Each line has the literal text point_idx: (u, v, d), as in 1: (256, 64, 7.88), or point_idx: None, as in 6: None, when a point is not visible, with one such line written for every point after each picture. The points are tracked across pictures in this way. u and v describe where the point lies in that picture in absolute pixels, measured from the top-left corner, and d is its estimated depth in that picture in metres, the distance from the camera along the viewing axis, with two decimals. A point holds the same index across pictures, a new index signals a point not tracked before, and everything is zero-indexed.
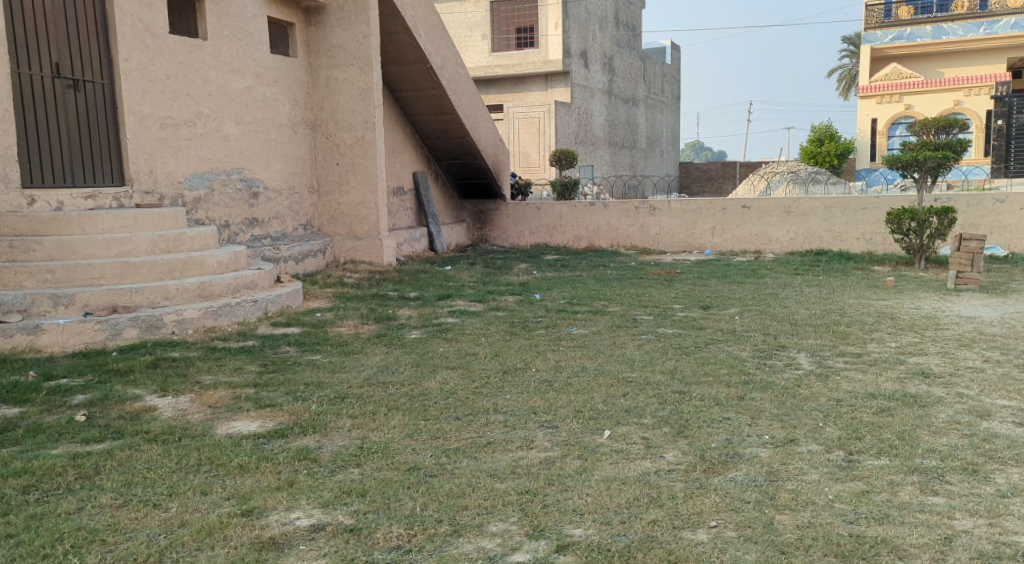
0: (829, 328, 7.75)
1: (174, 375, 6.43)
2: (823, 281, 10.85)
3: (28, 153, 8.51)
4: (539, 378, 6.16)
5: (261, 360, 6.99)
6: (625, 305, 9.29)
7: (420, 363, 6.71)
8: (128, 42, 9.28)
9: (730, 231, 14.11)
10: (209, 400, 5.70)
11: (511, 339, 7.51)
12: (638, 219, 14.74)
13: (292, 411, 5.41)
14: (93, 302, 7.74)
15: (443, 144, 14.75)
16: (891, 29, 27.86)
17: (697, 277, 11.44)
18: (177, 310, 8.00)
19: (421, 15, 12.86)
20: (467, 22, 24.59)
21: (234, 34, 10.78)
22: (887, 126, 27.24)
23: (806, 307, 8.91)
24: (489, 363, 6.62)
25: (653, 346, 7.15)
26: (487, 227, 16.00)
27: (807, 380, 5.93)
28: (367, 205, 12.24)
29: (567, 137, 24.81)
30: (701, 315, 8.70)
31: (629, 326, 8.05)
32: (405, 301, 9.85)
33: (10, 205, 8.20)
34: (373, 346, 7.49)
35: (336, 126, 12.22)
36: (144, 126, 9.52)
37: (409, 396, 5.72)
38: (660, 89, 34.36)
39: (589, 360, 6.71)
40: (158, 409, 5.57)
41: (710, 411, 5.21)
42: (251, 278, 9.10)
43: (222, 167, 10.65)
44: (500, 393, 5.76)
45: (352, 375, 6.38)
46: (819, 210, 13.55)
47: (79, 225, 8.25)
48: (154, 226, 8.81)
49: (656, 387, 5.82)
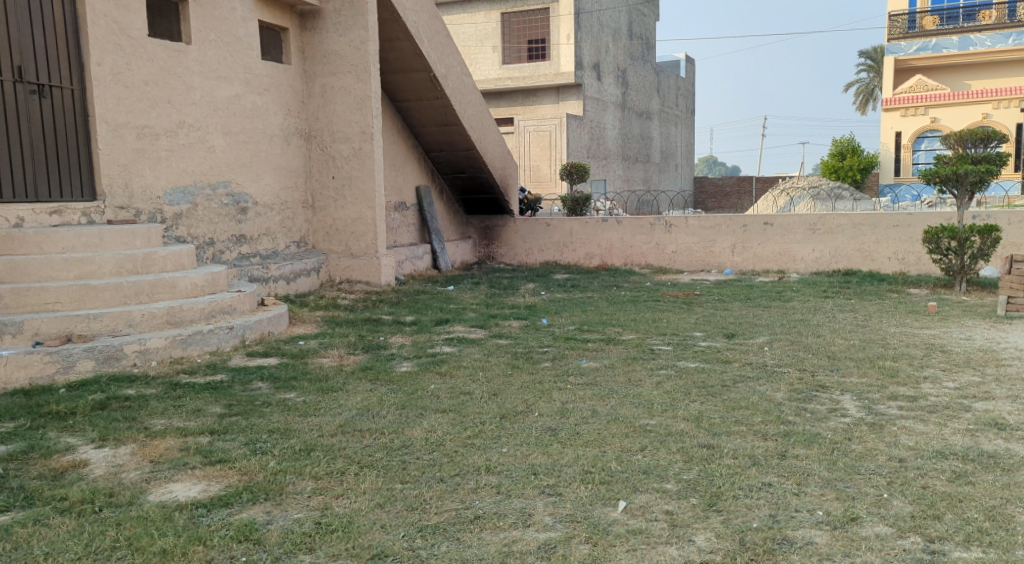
0: (874, 363, 6.80)
1: (121, 419, 5.58)
2: (857, 306, 9.90)
3: None
4: (543, 425, 5.25)
5: (226, 400, 6.11)
6: (640, 333, 8.37)
7: (405, 405, 5.79)
8: (101, 45, 8.49)
9: (751, 250, 13.19)
10: (151, 452, 4.84)
11: (513, 375, 6.61)
12: (653, 235, 13.84)
13: (245, 470, 4.53)
14: (45, 330, 6.92)
15: (448, 157, 13.91)
16: (917, 40, 26.89)
17: (718, 300, 10.52)
18: (140, 340, 7.16)
19: (424, 20, 12.04)
20: (478, 33, 23.87)
21: (222, 39, 9.98)
22: (912, 140, 26.43)
23: (843, 337, 7.95)
24: (486, 406, 5.71)
25: (674, 385, 6.21)
26: (494, 244, 15.15)
27: (857, 431, 4.98)
28: (364, 220, 11.36)
29: (579, 151, 23.91)
30: (724, 345, 7.75)
31: (646, 359, 7.14)
32: (399, 327, 8.97)
33: None
34: (356, 382, 6.59)
35: (332, 137, 11.38)
36: (119, 136, 8.72)
37: (386, 450, 4.83)
38: (674, 102, 33.47)
39: (601, 402, 5.80)
40: (89, 464, 4.72)
41: (746, 473, 4.29)
42: (230, 302, 8.22)
43: (207, 181, 9.83)
44: (496, 447, 4.86)
45: (325, 420, 5.50)
46: (847, 227, 12.57)
47: (36, 243, 7.46)
48: (123, 244, 7.96)
49: (678, 439, 4.92)
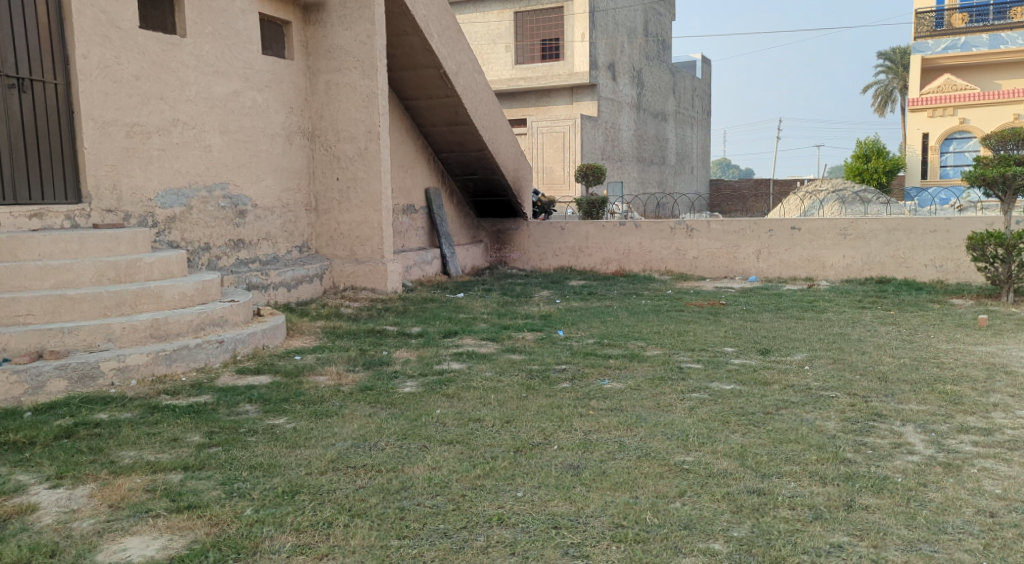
0: (932, 387, 5.94)
1: (85, 452, 4.95)
2: (899, 317, 9.08)
3: None
4: (563, 461, 4.51)
5: (208, 427, 5.45)
6: (665, 348, 7.60)
7: (406, 435, 5.11)
8: (88, 36, 7.85)
9: (778, 256, 12.42)
10: (111, 495, 4.18)
11: (527, 399, 5.89)
12: (673, 240, 13.10)
13: (215, 519, 3.87)
14: (14, 345, 6.29)
15: (459, 158, 13.24)
16: (945, 38, 26.14)
17: (746, 310, 9.74)
18: (119, 356, 6.52)
19: (434, 14, 11.38)
20: (490, 33, 23.20)
21: (219, 32, 9.32)
22: (940, 142, 25.80)
23: (890, 354, 7.11)
24: (497, 437, 4.99)
25: (709, 412, 5.34)
26: (507, 248, 14.47)
27: (932, 474, 4.24)
28: (369, 224, 10.69)
29: (593, 152, 23.20)
30: (761, 363, 6.87)
31: (675, 379, 6.32)
32: (403, 340, 8.27)
33: None
34: (353, 406, 5.90)
35: (336, 136, 10.72)
36: (106, 134, 8.08)
37: (383, 493, 4.14)
38: (690, 103, 32.72)
39: (628, 431, 5.05)
40: (38, 509, 4.10)
41: (810, 531, 3.66)
42: (221, 313, 7.55)
43: (202, 182, 9.19)
44: (510, 490, 4.14)
45: (315, 453, 4.84)
46: (880, 232, 11.80)
47: (10, 250, 6.83)
48: (106, 250, 7.32)
49: (721, 479, 4.19)
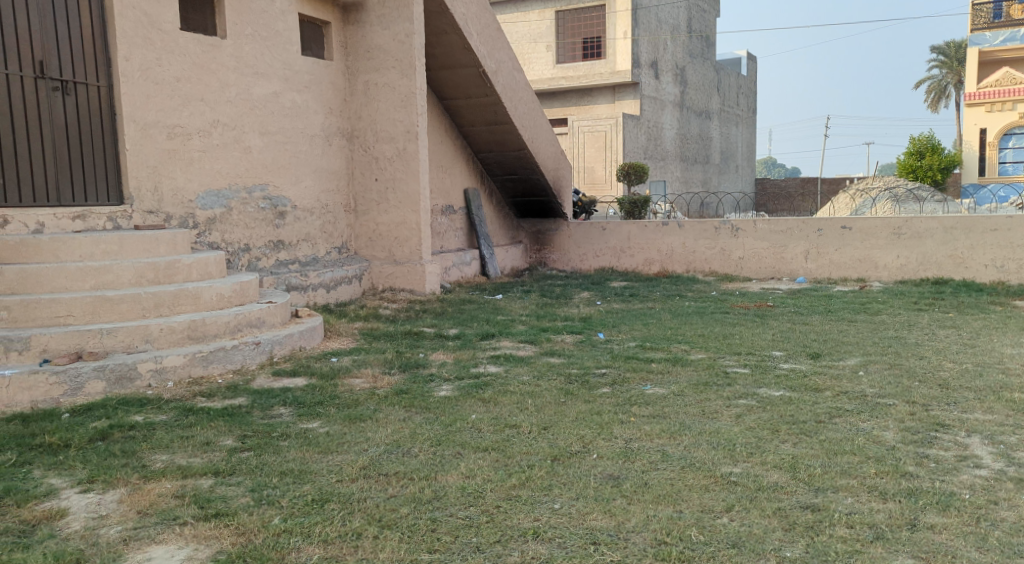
0: (998, 395, 5.66)
1: (118, 455, 4.91)
2: (958, 320, 8.74)
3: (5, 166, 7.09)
4: (602, 472, 4.35)
5: (241, 431, 5.38)
6: (710, 352, 7.39)
7: (441, 441, 4.99)
8: (130, 39, 7.87)
9: (828, 256, 12.09)
10: (140, 500, 4.13)
11: (566, 404, 5.73)
12: (718, 240, 12.83)
13: (242, 529, 3.79)
14: (54, 346, 6.29)
15: (498, 157, 13.12)
16: (1003, 30, 25.68)
17: (795, 312, 9.46)
18: (156, 357, 6.49)
19: (474, 12, 11.27)
20: (531, 32, 23.13)
21: (259, 33, 9.30)
22: (999, 137, 25.89)
23: (951, 360, 6.81)
24: (534, 444, 4.85)
25: (757, 420, 5.13)
26: (546, 249, 14.31)
27: (1002, 491, 4.00)
28: (408, 225, 10.62)
29: (636, 151, 22.93)
30: (811, 368, 6.63)
31: (720, 385, 6.12)
32: (440, 342, 8.17)
33: None
34: (388, 410, 5.80)
35: (375, 136, 10.66)
36: (147, 136, 8.08)
37: (415, 503, 4.02)
38: (735, 102, 32.26)
39: (671, 439, 4.88)
40: (67, 514, 4.06)
41: (870, 553, 3.47)
42: (258, 314, 7.51)
43: (242, 184, 9.17)
44: (546, 502, 4.00)
45: (347, 458, 4.74)
46: (937, 232, 11.44)
47: (52, 251, 6.82)
48: (145, 251, 7.31)
49: (771, 493, 4.00)
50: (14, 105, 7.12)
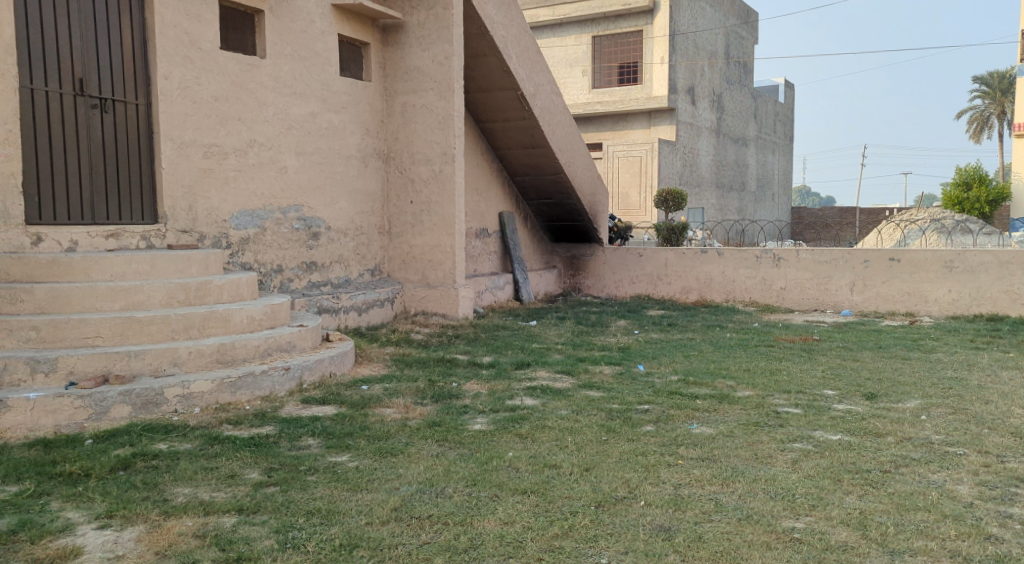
0: None
1: (139, 487, 4.68)
2: (1020, 360, 8.32)
3: (41, 182, 6.96)
4: (652, 522, 4.04)
5: (267, 464, 5.13)
6: (758, 389, 7.04)
7: (476, 480, 4.71)
8: (170, 57, 7.74)
9: (875, 289, 11.67)
10: (158, 541, 3.92)
11: (608, 443, 5.43)
12: (759, 269, 12.46)
13: None
14: (81, 369, 6.09)
15: (534, 181, 12.89)
16: None
17: (843, 348, 9.08)
18: (183, 382, 6.28)
19: (513, 35, 11.10)
20: (568, 57, 22.98)
21: (298, 53, 9.16)
22: None
23: (1018, 404, 6.41)
24: (576, 488, 4.54)
25: (816, 468, 4.79)
26: (580, 274, 14.02)
27: None
28: (442, 248, 10.40)
29: (672, 177, 22.61)
30: (867, 409, 6.27)
31: (770, 425, 5.78)
32: (473, 370, 7.90)
33: (12, 244, 6.66)
34: (420, 444, 5.53)
35: (411, 158, 10.46)
36: (184, 154, 7.92)
37: (449, 553, 3.77)
38: (772, 129, 31.87)
39: (724, 485, 4.55)
40: (82, 555, 3.85)
41: None
42: (288, 338, 7.29)
43: (277, 204, 9.00)
44: (592, 556, 3.72)
45: (378, 497, 4.48)
46: (991, 266, 11.01)
47: (83, 270, 6.64)
48: (178, 271, 7.13)
49: (841, 556, 3.67)
50: (51, 122, 7.00)
